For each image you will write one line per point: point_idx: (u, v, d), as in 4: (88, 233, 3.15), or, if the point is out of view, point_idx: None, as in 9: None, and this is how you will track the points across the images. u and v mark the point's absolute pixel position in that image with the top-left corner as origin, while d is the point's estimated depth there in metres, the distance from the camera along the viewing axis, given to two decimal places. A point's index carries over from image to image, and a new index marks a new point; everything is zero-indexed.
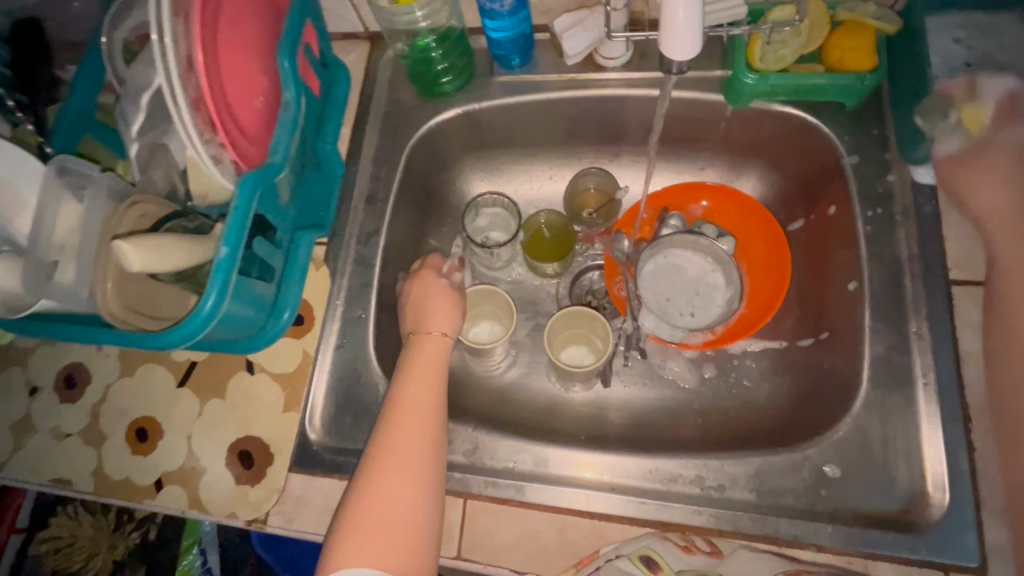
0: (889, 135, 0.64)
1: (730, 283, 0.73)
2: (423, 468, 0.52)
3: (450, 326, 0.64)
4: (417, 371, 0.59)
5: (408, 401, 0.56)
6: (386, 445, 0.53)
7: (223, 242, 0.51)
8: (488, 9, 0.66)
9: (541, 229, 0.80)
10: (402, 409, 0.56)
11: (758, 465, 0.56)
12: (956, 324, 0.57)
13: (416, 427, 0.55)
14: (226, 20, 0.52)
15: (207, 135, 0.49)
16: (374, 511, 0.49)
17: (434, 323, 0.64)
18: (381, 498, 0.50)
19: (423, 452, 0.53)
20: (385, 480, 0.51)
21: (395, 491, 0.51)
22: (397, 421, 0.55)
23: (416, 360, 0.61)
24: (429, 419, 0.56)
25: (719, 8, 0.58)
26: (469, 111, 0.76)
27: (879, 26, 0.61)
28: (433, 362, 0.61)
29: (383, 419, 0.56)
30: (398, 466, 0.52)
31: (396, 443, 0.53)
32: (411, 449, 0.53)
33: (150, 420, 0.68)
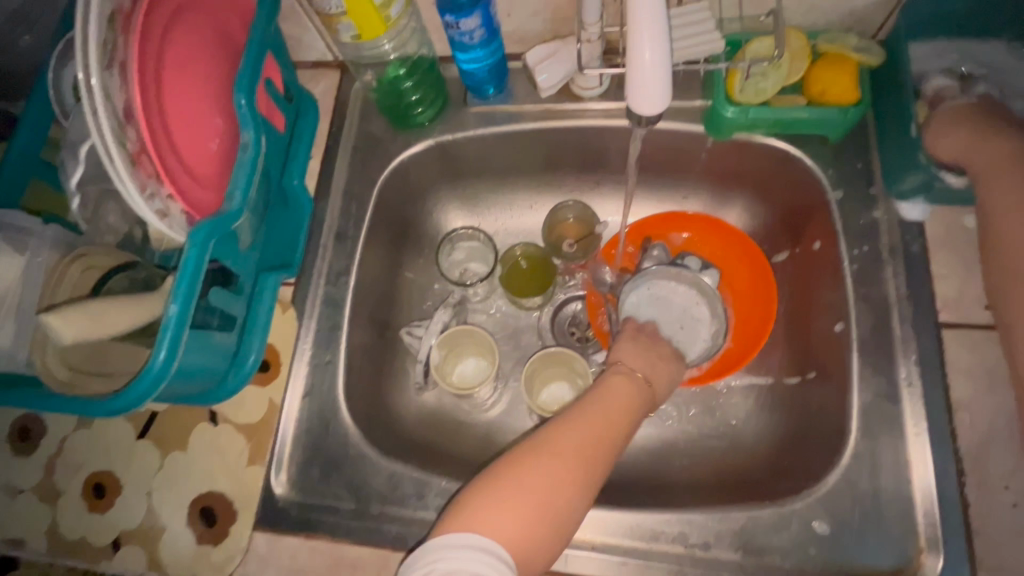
0: (874, 169, 0.62)
1: (715, 317, 0.70)
2: (582, 476, 0.49)
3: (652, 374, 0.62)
4: (618, 396, 0.57)
5: (603, 413, 0.54)
6: (560, 433, 0.51)
7: (172, 301, 0.48)
8: (458, 42, 0.63)
9: (518, 261, 0.77)
10: (602, 418, 0.54)
11: (744, 522, 0.54)
12: (948, 370, 0.55)
13: (597, 439, 0.52)
14: (172, 63, 0.49)
15: (151, 189, 0.45)
16: (525, 492, 0.46)
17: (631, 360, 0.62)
18: (535, 484, 0.47)
19: (587, 464, 0.50)
20: (546, 467, 0.48)
21: (548, 485, 0.47)
22: (574, 423, 0.52)
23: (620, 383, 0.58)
24: (610, 441, 0.52)
25: (696, 43, 0.55)
26: (442, 142, 0.74)
27: (861, 59, 0.59)
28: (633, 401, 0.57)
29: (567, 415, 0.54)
30: (564, 460, 0.49)
31: (572, 444, 0.50)
32: (579, 444, 0.51)
33: (108, 475, 0.64)
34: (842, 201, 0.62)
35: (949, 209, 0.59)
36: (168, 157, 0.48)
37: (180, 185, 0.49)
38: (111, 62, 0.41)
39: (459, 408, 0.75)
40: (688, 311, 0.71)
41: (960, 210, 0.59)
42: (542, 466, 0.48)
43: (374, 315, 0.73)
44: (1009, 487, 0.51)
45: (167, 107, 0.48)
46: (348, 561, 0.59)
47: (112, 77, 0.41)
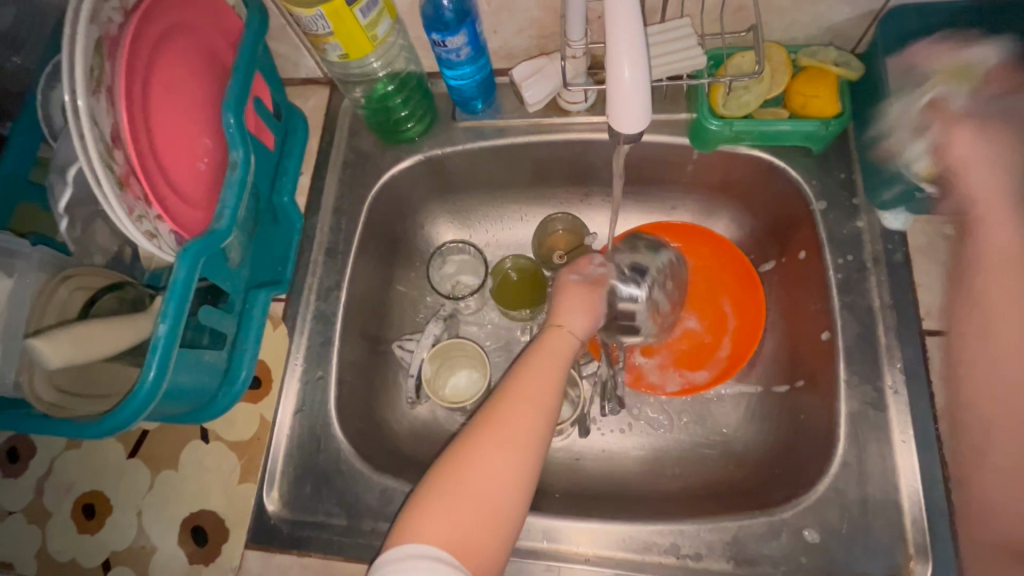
0: (856, 179, 0.63)
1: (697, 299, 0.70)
2: (518, 456, 0.47)
3: (585, 329, 0.59)
4: (548, 356, 0.54)
5: (533, 379, 0.52)
6: (489, 415, 0.49)
7: (161, 319, 0.48)
8: (445, 60, 0.64)
9: (508, 273, 0.78)
10: (535, 385, 0.51)
11: (735, 531, 0.54)
12: (932, 377, 0.55)
13: (530, 409, 0.49)
14: (161, 84, 0.49)
15: (140, 211, 0.46)
16: (465, 483, 0.45)
17: (566, 317, 0.58)
18: (473, 473, 0.46)
19: (522, 440, 0.48)
20: (481, 454, 0.47)
21: (487, 471, 0.46)
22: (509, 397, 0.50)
23: (548, 344, 0.56)
24: (546, 407, 0.50)
25: (678, 59, 0.56)
26: (431, 157, 0.74)
27: (841, 73, 0.60)
28: (557, 351, 0.55)
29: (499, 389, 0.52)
30: (497, 443, 0.47)
31: (503, 421, 0.48)
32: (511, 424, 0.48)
33: (98, 495, 0.64)
34: (826, 211, 0.63)
35: (930, 218, 0.60)
36: (156, 179, 0.48)
37: (168, 206, 0.49)
38: (99, 88, 0.41)
39: (451, 421, 0.75)
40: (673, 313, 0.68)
41: (941, 218, 0.60)
42: (477, 455, 0.47)
43: (365, 330, 0.73)
44: None
45: (155, 129, 0.48)
46: None
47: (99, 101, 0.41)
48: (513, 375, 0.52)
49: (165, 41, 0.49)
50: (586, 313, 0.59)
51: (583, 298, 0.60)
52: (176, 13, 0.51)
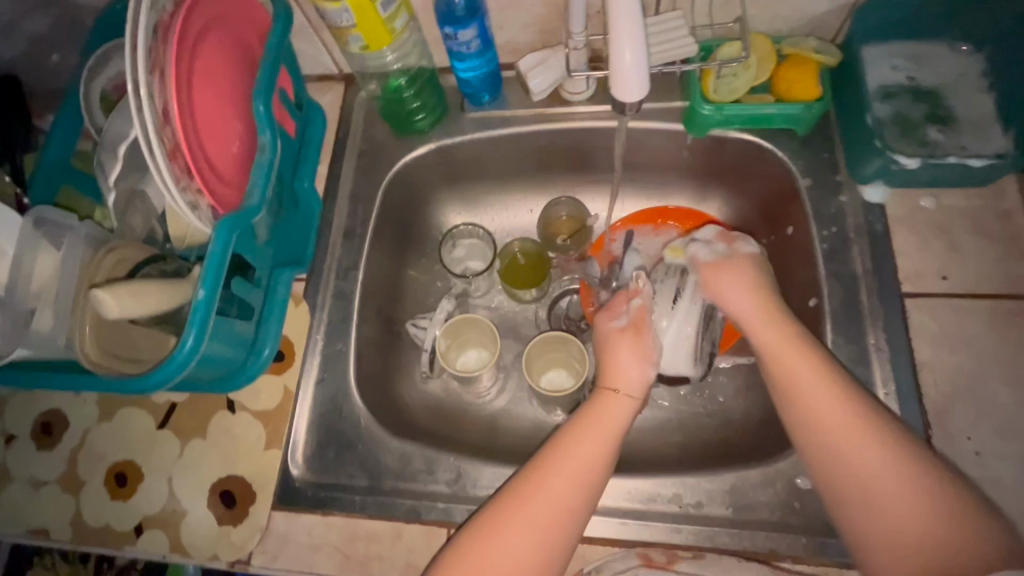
0: (839, 158, 0.68)
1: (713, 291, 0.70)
2: (548, 527, 0.49)
3: (638, 386, 0.59)
4: (598, 425, 0.55)
5: (572, 454, 0.53)
6: (530, 484, 0.51)
7: (200, 286, 0.52)
8: (457, 52, 0.69)
9: (515, 256, 0.82)
10: (575, 463, 0.52)
11: (733, 482, 0.58)
12: (912, 335, 0.60)
13: (570, 485, 0.51)
14: (202, 71, 0.54)
15: (184, 182, 0.50)
16: (488, 557, 0.48)
17: (618, 379, 0.59)
18: (498, 548, 0.48)
19: (557, 514, 0.50)
20: (509, 530, 0.49)
21: (513, 547, 0.48)
22: (555, 470, 0.52)
23: (596, 414, 0.56)
24: (583, 485, 0.52)
25: (670, 47, 0.61)
26: (442, 146, 0.79)
27: (821, 60, 0.65)
28: (609, 418, 0.56)
29: (537, 460, 0.53)
30: (525, 519, 0.49)
31: (534, 497, 0.50)
32: (549, 496, 0.50)
33: (129, 464, 0.67)
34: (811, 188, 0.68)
35: (906, 191, 0.65)
36: (199, 155, 0.52)
37: (208, 180, 0.54)
38: (153, 68, 0.46)
39: (463, 396, 0.79)
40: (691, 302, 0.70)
41: (916, 192, 0.65)
42: (505, 530, 0.49)
43: (381, 309, 0.77)
44: (971, 438, 0.56)
45: (198, 110, 0.53)
46: (363, 535, 0.62)
47: (153, 83, 0.46)
48: (553, 446, 0.54)
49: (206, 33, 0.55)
50: (637, 360, 0.61)
51: (634, 354, 0.61)
52: (215, 8, 0.56)
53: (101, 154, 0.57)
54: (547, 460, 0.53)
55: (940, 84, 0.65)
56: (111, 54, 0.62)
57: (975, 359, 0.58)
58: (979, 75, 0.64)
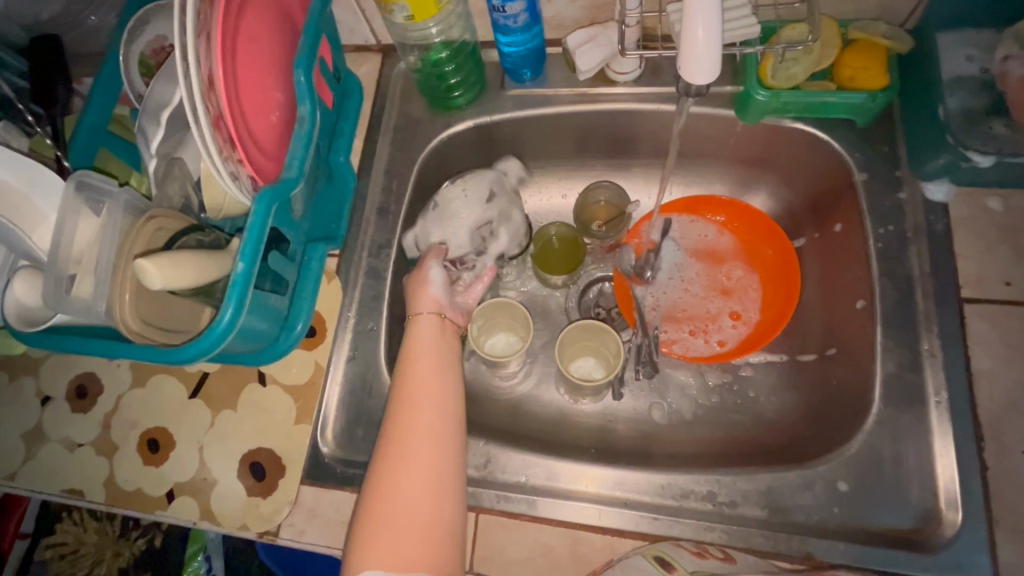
0: (900, 153, 0.65)
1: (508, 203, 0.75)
2: (428, 461, 0.51)
3: (439, 305, 0.63)
4: (424, 352, 0.59)
5: (416, 401, 0.54)
6: (394, 434, 0.53)
7: (240, 258, 0.51)
8: (502, 26, 0.66)
9: (550, 240, 0.79)
10: (423, 395, 0.55)
11: (770, 482, 0.57)
12: (969, 343, 0.57)
13: (428, 415, 0.54)
14: (246, 37, 0.52)
15: (226, 153, 0.49)
16: (393, 506, 0.49)
17: (418, 304, 0.63)
18: (398, 506, 0.49)
19: (434, 449, 0.52)
20: (398, 479, 0.50)
21: (411, 499, 0.49)
22: (405, 410, 0.54)
23: (419, 341, 0.60)
24: (441, 411, 0.54)
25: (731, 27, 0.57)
26: (480, 123, 0.77)
27: (890, 46, 0.61)
28: (432, 340, 0.60)
29: (389, 417, 0.54)
30: (409, 465, 0.51)
31: (409, 434, 0.52)
32: (414, 433, 0.52)
33: (162, 431, 0.68)
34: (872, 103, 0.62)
35: (972, 190, 0.62)
36: (241, 125, 0.51)
37: (250, 151, 0.53)
38: (199, 32, 0.45)
39: (491, 379, 0.78)
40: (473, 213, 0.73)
41: (984, 192, 0.62)
42: (396, 479, 0.50)
43: None
44: None
45: (241, 78, 0.52)
46: None
47: (199, 47, 0.45)
48: (395, 390, 0.56)
49: None
50: (424, 289, 0.63)
51: (421, 282, 0.64)
52: None
53: (144, 122, 0.58)
54: (400, 404, 0.54)
55: None
56: (151, 18, 0.61)
57: None
58: None
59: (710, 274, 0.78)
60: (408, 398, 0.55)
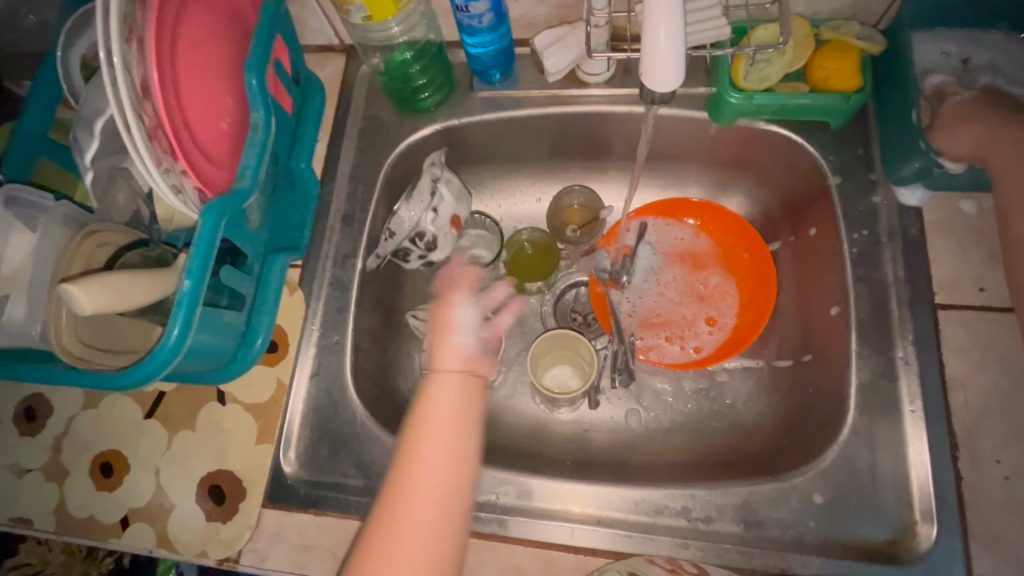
0: (874, 156, 0.64)
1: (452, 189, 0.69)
2: (423, 570, 0.43)
3: (463, 361, 0.54)
4: (438, 421, 0.49)
5: (422, 473, 0.47)
6: (391, 523, 0.44)
7: (186, 276, 0.48)
8: (467, 26, 0.64)
9: (522, 246, 0.79)
10: (428, 479, 0.46)
11: (745, 496, 0.55)
12: (944, 350, 0.57)
13: (429, 506, 0.45)
14: (187, 40, 0.49)
15: (167, 164, 0.46)
16: None
17: (439, 357, 0.54)
18: (398, 557, 0.43)
19: (432, 552, 0.44)
20: None
21: (415, 551, 0.43)
22: (409, 496, 0.45)
23: (431, 406, 0.51)
24: (446, 505, 0.46)
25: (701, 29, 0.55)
26: (449, 126, 0.74)
27: (864, 47, 0.60)
28: (450, 405, 0.51)
29: (386, 495, 0.46)
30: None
31: (405, 528, 0.44)
32: (413, 530, 0.44)
33: (116, 455, 0.65)
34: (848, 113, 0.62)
35: (945, 194, 0.61)
36: (183, 134, 0.48)
37: (195, 161, 0.50)
38: (130, 35, 0.42)
39: None
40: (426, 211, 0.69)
41: (957, 195, 0.61)
42: None
43: (380, 298, 0.74)
44: (1001, 461, 0.53)
45: (183, 83, 0.49)
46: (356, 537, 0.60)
47: (129, 52, 0.42)
48: (398, 463, 0.48)
49: None
50: (448, 338, 0.56)
51: (443, 330, 0.56)
52: None
53: (77, 131, 0.52)
54: (400, 487, 0.46)
55: (992, 77, 0.60)
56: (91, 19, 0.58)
57: (1010, 377, 0.55)
58: None
59: (685, 279, 0.77)
60: (413, 482, 0.46)
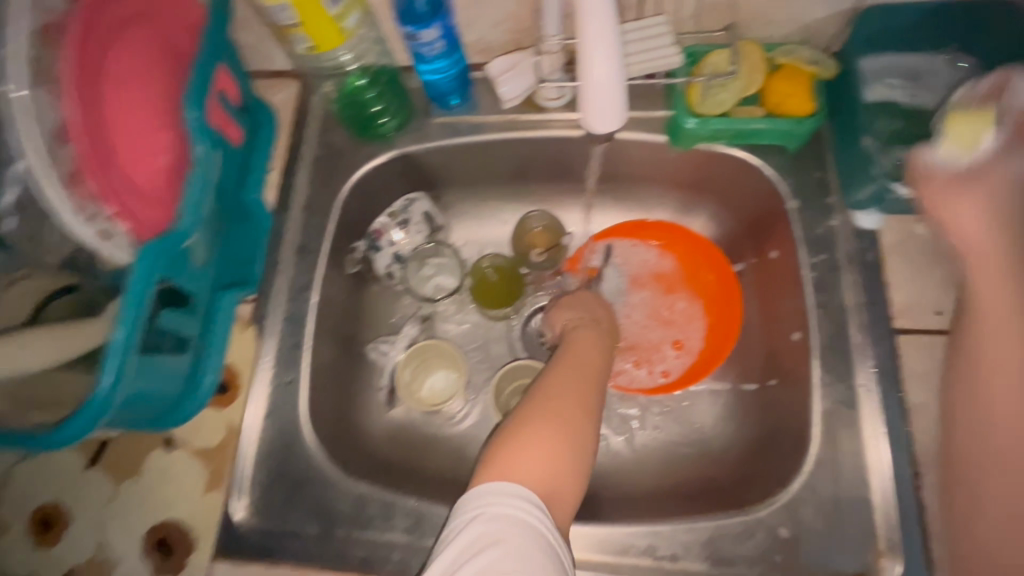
0: (831, 179, 0.64)
1: (421, 204, 0.74)
2: (568, 437, 0.50)
3: (610, 319, 0.68)
4: (594, 337, 0.62)
5: (565, 367, 0.57)
6: (540, 399, 0.52)
7: (118, 325, 0.45)
8: (420, 54, 0.62)
9: (485, 273, 0.77)
10: (574, 369, 0.56)
11: (711, 532, 0.54)
12: (903, 377, 0.57)
13: (569, 387, 0.54)
14: (116, 77, 0.47)
15: (91, 210, 0.45)
16: (520, 455, 0.47)
17: (597, 312, 0.67)
18: (538, 426, 0.50)
19: (576, 426, 0.51)
20: (531, 440, 0.49)
21: (551, 423, 0.50)
22: (553, 377, 0.55)
23: (591, 329, 0.63)
24: (586, 386, 0.55)
25: (642, 59, 0.58)
26: (407, 153, 0.72)
27: (817, 71, 0.60)
28: (595, 342, 0.61)
29: (537, 384, 0.55)
30: (542, 432, 0.49)
31: (549, 400, 0.52)
32: (560, 402, 0.52)
33: (56, 507, 0.61)
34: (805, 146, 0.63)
35: (902, 217, 0.61)
36: (111, 178, 0.46)
37: (127, 203, 0.48)
38: (43, 79, 0.41)
39: (431, 422, 0.73)
40: (402, 227, 0.74)
41: (913, 218, 0.61)
42: (530, 436, 0.49)
43: (339, 330, 0.71)
44: None
45: (112, 123, 0.47)
46: None
47: (41, 98, 0.40)
48: (554, 362, 0.58)
49: (121, 32, 0.48)
50: (593, 304, 0.68)
51: (592, 299, 0.69)
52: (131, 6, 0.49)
53: None
54: (550, 374, 0.56)
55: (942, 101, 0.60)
56: None
57: None
58: None
59: (652, 300, 0.76)
60: (562, 368, 0.56)
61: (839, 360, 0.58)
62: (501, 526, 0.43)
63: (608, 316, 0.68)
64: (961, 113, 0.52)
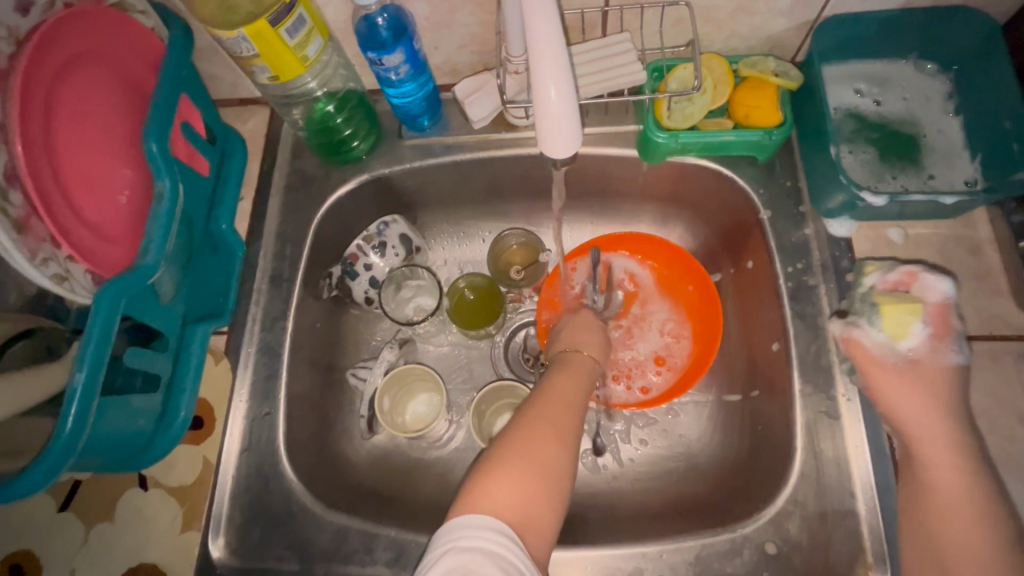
0: (802, 187, 0.64)
1: (399, 229, 0.72)
2: (542, 476, 0.46)
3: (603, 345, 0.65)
4: (578, 367, 0.59)
5: (545, 400, 0.53)
6: (515, 434, 0.49)
7: (78, 367, 0.44)
8: (385, 79, 0.61)
9: (463, 293, 0.76)
10: (556, 402, 0.53)
11: (697, 551, 0.54)
12: None
13: (549, 422, 0.50)
14: (67, 116, 0.46)
15: (45, 253, 0.44)
16: (490, 496, 0.44)
17: (587, 340, 0.64)
18: (511, 463, 0.46)
19: (551, 464, 0.48)
20: (503, 477, 0.45)
21: (528, 460, 0.47)
22: (533, 411, 0.52)
23: (576, 359, 0.60)
24: (567, 422, 0.51)
25: (604, 77, 0.58)
26: (379, 176, 0.72)
27: (781, 83, 0.60)
28: (582, 373, 0.58)
29: (518, 415, 0.52)
30: (517, 469, 0.46)
31: (525, 437, 0.49)
32: (537, 438, 0.49)
33: (25, 555, 0.58)
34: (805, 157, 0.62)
35: (874, 223, 0.61)
36: (64, 216, 0.45)
37: (83, 242, 0.46)
38: None
39: (414, 446, 0.72)
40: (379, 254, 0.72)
41: (884, 224, 0.61)
42: (502, 473, 0.46)
43: (317, 358, 0.70)
44: None
45: (63, 162, 0.46)
46: None
47: None
48: (534, 393, 0.55)
49: (71, 68, 0.47)
50: (589, 330, 0.66)
51: (589, 325, 0.67)
52: (85, 41, 0.48)
53: None
54: (530, 405, 0.53)
55: (908, 107, 0.61)
56: None
57: None
58: (945, 94, 0.61)
59: (624, 317, 0.75)
60: (543, 401, 0.53)
61: (815, 370, 0.58)
62: (475, 560, 0.40)
63: (598, 340, 0.64)
64: (889, 299, 0.55)
